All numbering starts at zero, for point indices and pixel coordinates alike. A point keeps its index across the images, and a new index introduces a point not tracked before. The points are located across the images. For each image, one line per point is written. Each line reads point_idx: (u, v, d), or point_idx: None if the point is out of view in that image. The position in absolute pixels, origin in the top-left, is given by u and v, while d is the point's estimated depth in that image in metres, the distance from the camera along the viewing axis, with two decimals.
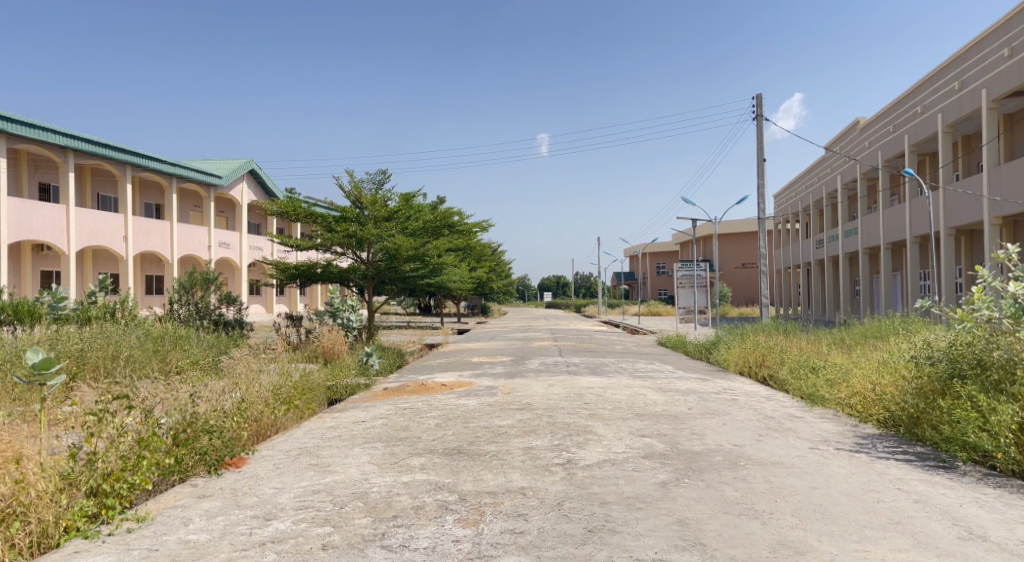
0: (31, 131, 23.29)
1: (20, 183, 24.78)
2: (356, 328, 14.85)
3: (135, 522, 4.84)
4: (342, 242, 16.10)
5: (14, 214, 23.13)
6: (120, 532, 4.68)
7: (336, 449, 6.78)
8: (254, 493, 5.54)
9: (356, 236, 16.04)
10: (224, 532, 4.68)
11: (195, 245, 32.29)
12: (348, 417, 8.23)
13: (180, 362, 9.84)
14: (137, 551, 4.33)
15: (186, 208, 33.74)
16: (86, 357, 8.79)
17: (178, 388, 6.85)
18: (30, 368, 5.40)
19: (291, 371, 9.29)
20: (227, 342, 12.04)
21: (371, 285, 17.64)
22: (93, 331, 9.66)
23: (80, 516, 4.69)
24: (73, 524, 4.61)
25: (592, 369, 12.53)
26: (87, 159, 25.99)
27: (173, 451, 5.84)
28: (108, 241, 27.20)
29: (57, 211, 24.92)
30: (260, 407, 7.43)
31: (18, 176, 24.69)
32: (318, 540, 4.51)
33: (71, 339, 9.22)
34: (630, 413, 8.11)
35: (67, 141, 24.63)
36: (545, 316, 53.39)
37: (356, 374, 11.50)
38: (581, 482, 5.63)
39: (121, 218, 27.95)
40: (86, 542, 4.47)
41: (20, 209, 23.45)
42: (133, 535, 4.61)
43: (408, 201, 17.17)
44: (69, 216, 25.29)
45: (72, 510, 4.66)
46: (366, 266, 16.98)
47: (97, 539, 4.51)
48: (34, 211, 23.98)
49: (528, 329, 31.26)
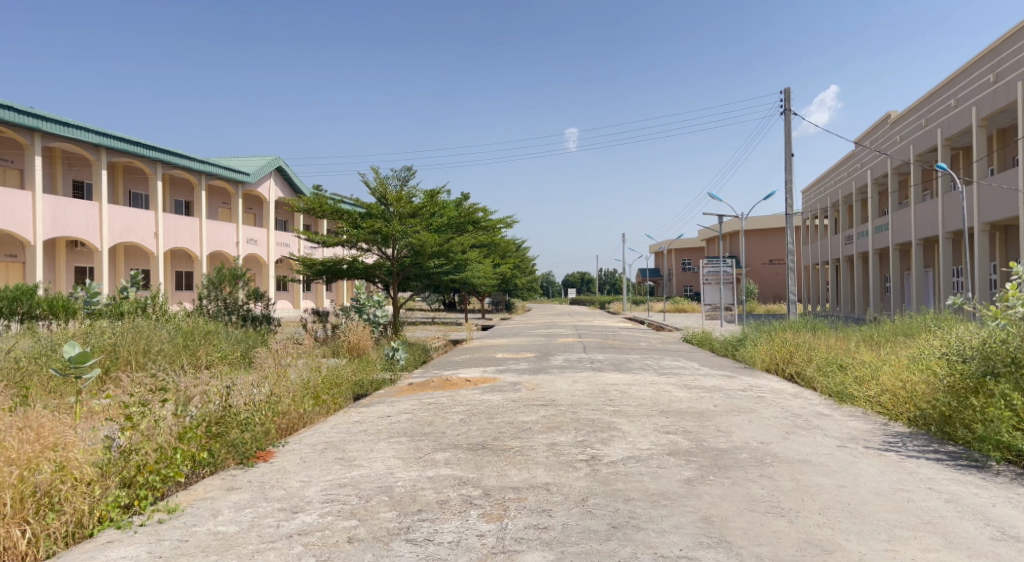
0: (65, 130, 23.77)
1: (55, 181, 25.34)
2: (382, 323, 15.06)
3: (167, 513, 5.02)
4: (367, 238, 16.13)
5: (49, 211, 23.62)
6: (152, 522, 4.86)
7: (362, 443, 6.81)
8: (281, 487, 5.65)
9: (381, 233, 16.08)
10: (252, 524, 4.78)
11: (223, 242, 32.79)
12: (373, 411, 8.27)
13: (210, 356, 9.92)
14: (167, 542, 4.46)
15: (216, 206, 34.27)
16: (119, 351, 8.90)
17: (210, 380, 6.99)
18: (68, 361, 5.77)
19: (318, 365, 9.38)
20: (256, 338, 12.11)
21: (397, 281, 17.71)
22: (129, 326, 9.84)
23: (113, 506, 4.92)
24: (106, 514, 4.84)
25: (616, 365, 12.52)
26: (120, 157, 26.47)
27: (206, 445, 6.03)
28: (139, 238, 27.66)
29: (91, 208, 25.39)
30: (289, 401, 7.49)
31: (53, 174, 25.26)
32: (344, 533, 4.56)
33: (103, 333, 9.30)
34: (655, 410, 8.05)
35: (99, 139, 25.06)
36: (572, 313, 53.16)
37: (382, 369, 11.55)
38: (605, 479, 5.62)
39: (152, 214, 28.44)
40: (118, 532, 4.66)
41: (55, 206, 23.96)
42: (163, 526, 4.77)
43: (434, 197, 17.18)
44: (101, 212, 25.77)
45: (106, 501, 4.90)
46: (392, 262, 17.07)
47: (129, 529, 4.70)
48: (68, 208, 24.45)
49: (554, 325, 31.16)
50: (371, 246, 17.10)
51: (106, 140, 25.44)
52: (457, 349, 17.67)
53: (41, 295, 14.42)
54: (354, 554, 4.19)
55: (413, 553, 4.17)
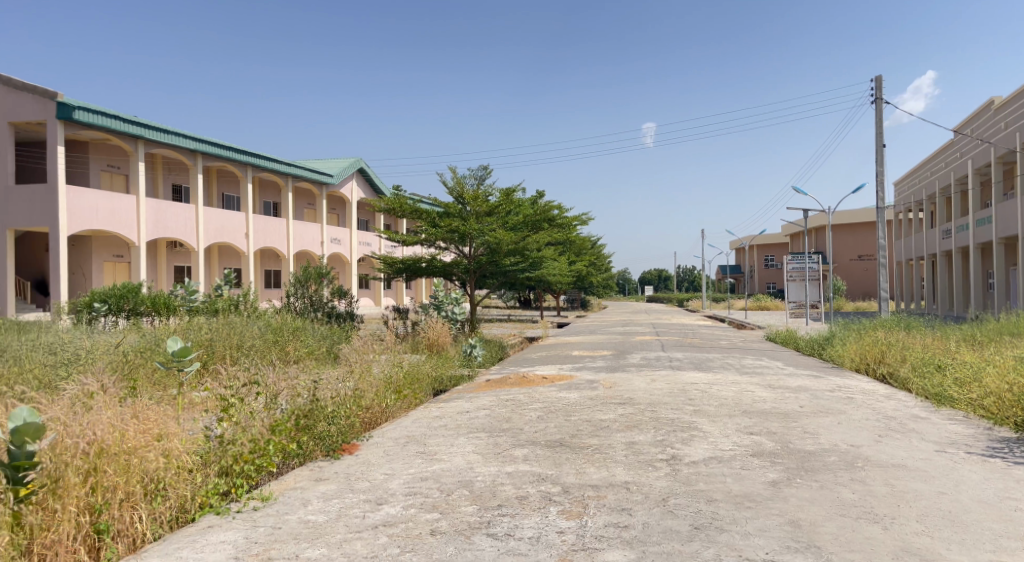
0: (165, 136, 25.08)
1: (157, 185, 26.93)
2: (460, 320, 15.33)
3: (261, 501, 5.27)
4: (445, 237, 16.30)
5: (152, 214, 25.05)
6: (247, 510, 5.12)
7: (442, 438, 6.94)
8: (366, 479, 5.82)
9: (457, 232, 16.23)
10: (339, 514, 4.95)
11: (309, 242, 34.02)
12: (452, 407, 8.41)
13: (298, 352, 10.28)
14: (262, 528, 4.69)
15: (302, 206, 35.66)
16: (215, 346, 9.36)
17: (299, 375, 7.27)
18: (171, 355, 6.13)
19: (400, 360, 9.64)
20: (339, 334, 12.44)
21: (473, 279, 17.89)
22: (222, 323, 10.34)
23: (213, 493, 5.23)
24: (206, 500, 5.15)
25: (695, 364, 12.31)
26: (214, 161, 27.80)
27: (295, 436, 6.28)
28: (231, 238, 29.02)
29: (189, 210, 26.77)
30: (372, 396, 7.71)
31: (155, 178, 26.86)
32: (427, 525, 4.67)
33: (200, 329, 9.81)
34: (737, 410, 7.87)
35: (196, 145, 26.36)
36: (650, 310, 52.87)
37: (459, 365, 11.75)
38: (686, 479, 5.54)
39: (243, 216, 29.77)
40: (218, 517, 4.96)
41: (157, 209, 25.39)
42: (258, 513, 5.02)
43: (510, 195, 17.29)
44: (198, 214, 27.13)
45: (206, 488, 5.22)
46: (468, 260, 17.30)
47: (227, 515, 4.97)
48: (169, 211, 25.86)
49: (631, 323, 30.94)
50: (448, 244, 17.34)
51: (202, 146, 26.73)
52: (534, 347, 17.70)
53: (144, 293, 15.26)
54: (437, 546, 4.28)
55: (494, 547, 4.22)
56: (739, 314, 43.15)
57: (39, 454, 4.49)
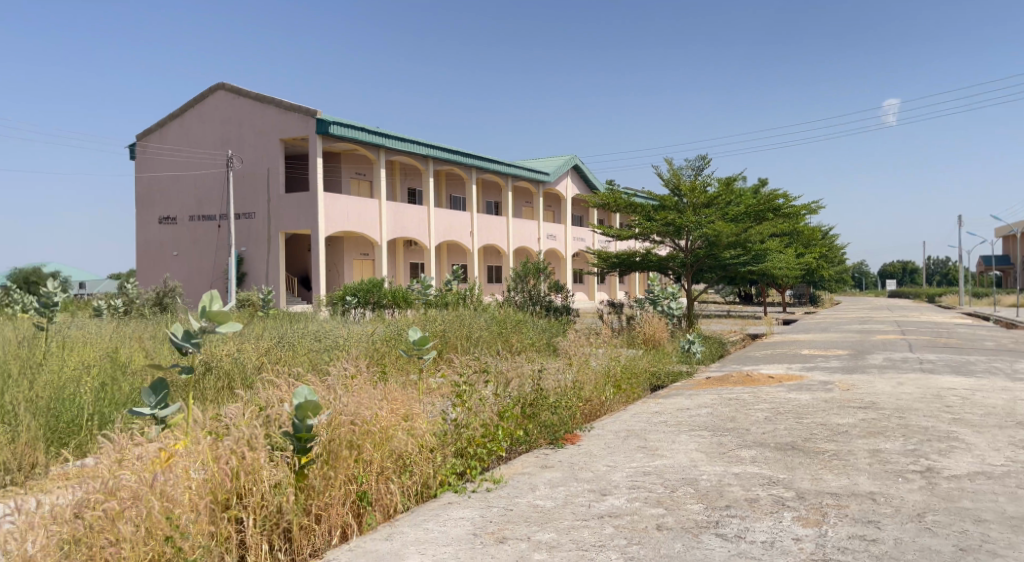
0: (405, 145, 27.79)
1: (394, 190, 30.11)
2: (677, 315, 15.16)
3: (493, 483, 5.66)
4: (660, 230, 16.59)
5: (391, 216, 27.97)
6: (482, 490, 5.56)
7: (663, 434, 6.90)
8: (589, 469, 5.96)
9: (674, 224, 16.36)
10: (566, 501, 5.12)
11: (524, 238, 35.74)
12: (672, 403, 8.33)
13: (522, 343, 10.75)
14: (496, 508, 5.04)
15: (520, 206, 38.01)
16: (448, 337, 10.17)
17: (525, 364, 7.62)
18: (411, 343, 6.71)
19: (618, 355, 9.78)
20: (558, 327, 12.83)
21: (691, 273, 17.50)
22: (453, 316, 11.19)
23: (450, 473, 5.76)
24: (445, 478, 5.70)
25: (952, 368, 10.97)
26: (444, 165, 30.26)
27: (521, 423, 6.64)
28: (458, 236, 31.44)
29: (421, 212, 29.44)
30: (592, 388, 7.89)
31: (393, 184, 30.04)
32: (653, 520, 4.65)
33: (436, 321, 10.71)
34: (1009, 421, 6.89)
35: (429, 151, 28.87)
36: (893, 305, 48.05)
37: (678, 361, 11.64)
38: (947, 494, 4.97)
39: (468, 215, 32.10)
40: (456, 495, 5.47)
41: (395, 212, 28.25)
42: (491, 494, 5.42)
43: (729, 185, 16.96)
44: (429, 215, 29.71)
45: (445, 468, 5.76)
46: (685, 254, 17.08)
47: (464, 494, 5.45)
48: (405, 213, 28.67)
49: (870, 321, 28.14)
50: (663, 237, 17.44)
51: (434, 151, 29.23)
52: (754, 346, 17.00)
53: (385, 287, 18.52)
54: (664, 541, 4.24)
55: (725, 548, 4.08)
56: (1013, 314, 35.39)
57: (318, 427, 4.91)
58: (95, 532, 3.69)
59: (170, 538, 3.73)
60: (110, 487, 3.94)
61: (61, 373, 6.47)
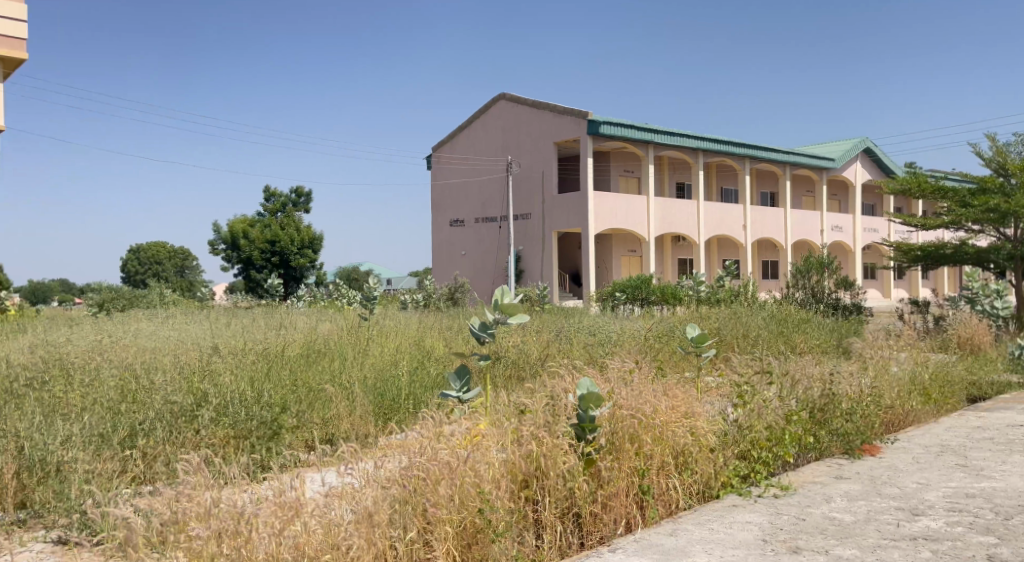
0: (674, 140, 29.24)
1: (665, 185, 32.33)
2: (1005, 317, 13.23)
3: (781, 490, 5.40)
4: (980, 217, 14.60)
5: (662, 212, 30.06)
6: (768, 496, 5.32)
7: (988, 453, 6.02)
8: (895, 485, 5.38)
9: (999, 210, 14.34)
10: (869, 517, 4.68)
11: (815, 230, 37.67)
12: (999, 418, 7.26)
13: (807, 344, 10.16)
14: (787, 517, 4.78)
15: (803, 194, 39.07)
16: (725, 335, 10.11)
17: (814, 366, 7.15)
18: (691, 340, 6.56)
19: (926, 359, 8.81)
20: (849, 328, 11.92)
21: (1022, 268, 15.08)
22: (730, 314, 11.17)
23: (733, 475, 5.58)
24: (728, 480, 5.53)
25: None
26: (714, 157, 31.34)
27: (811, 429, 6.24)
28: (728, 227, 32.56)
29: (689, 206, 31.08)
30: (894, 396, 7.18)
31: (662, 179, 32.25)
32: (982, 549, 4.02)
33: (714, 320, 10.77)
34: None
35: (698, 145, 30.13)
36: None
37: (1007, 371, 10.14)
38: None
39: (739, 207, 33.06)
40: (741, 498, 5.32)
41: (665, 207, 30.28)
42: (780, 501, 5.17)
43: None
44: (698, 209, 31.26)
45: (728, 470, 5.58)
46: (1014, 245, 14.75)
47: (750, 498, 5.29)
48: (675, 208, 30.61)
49: None
50: (983, 225, 15.34)
51: (704, 144, 30.37)
52: None
53: (653, 284, 20.96)
54: None
55: None
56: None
57: (601, 419, 5.07)
58: (419, 492, 4.04)
59: (481, 509, 4.00)
60: (429, 457, 4.27)
61: (380, 357, 7.45)
